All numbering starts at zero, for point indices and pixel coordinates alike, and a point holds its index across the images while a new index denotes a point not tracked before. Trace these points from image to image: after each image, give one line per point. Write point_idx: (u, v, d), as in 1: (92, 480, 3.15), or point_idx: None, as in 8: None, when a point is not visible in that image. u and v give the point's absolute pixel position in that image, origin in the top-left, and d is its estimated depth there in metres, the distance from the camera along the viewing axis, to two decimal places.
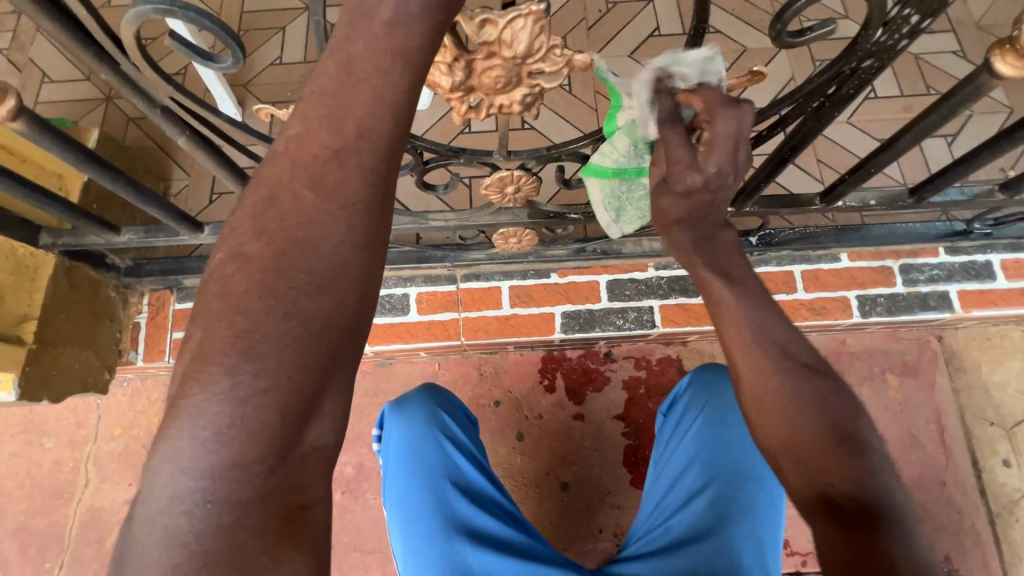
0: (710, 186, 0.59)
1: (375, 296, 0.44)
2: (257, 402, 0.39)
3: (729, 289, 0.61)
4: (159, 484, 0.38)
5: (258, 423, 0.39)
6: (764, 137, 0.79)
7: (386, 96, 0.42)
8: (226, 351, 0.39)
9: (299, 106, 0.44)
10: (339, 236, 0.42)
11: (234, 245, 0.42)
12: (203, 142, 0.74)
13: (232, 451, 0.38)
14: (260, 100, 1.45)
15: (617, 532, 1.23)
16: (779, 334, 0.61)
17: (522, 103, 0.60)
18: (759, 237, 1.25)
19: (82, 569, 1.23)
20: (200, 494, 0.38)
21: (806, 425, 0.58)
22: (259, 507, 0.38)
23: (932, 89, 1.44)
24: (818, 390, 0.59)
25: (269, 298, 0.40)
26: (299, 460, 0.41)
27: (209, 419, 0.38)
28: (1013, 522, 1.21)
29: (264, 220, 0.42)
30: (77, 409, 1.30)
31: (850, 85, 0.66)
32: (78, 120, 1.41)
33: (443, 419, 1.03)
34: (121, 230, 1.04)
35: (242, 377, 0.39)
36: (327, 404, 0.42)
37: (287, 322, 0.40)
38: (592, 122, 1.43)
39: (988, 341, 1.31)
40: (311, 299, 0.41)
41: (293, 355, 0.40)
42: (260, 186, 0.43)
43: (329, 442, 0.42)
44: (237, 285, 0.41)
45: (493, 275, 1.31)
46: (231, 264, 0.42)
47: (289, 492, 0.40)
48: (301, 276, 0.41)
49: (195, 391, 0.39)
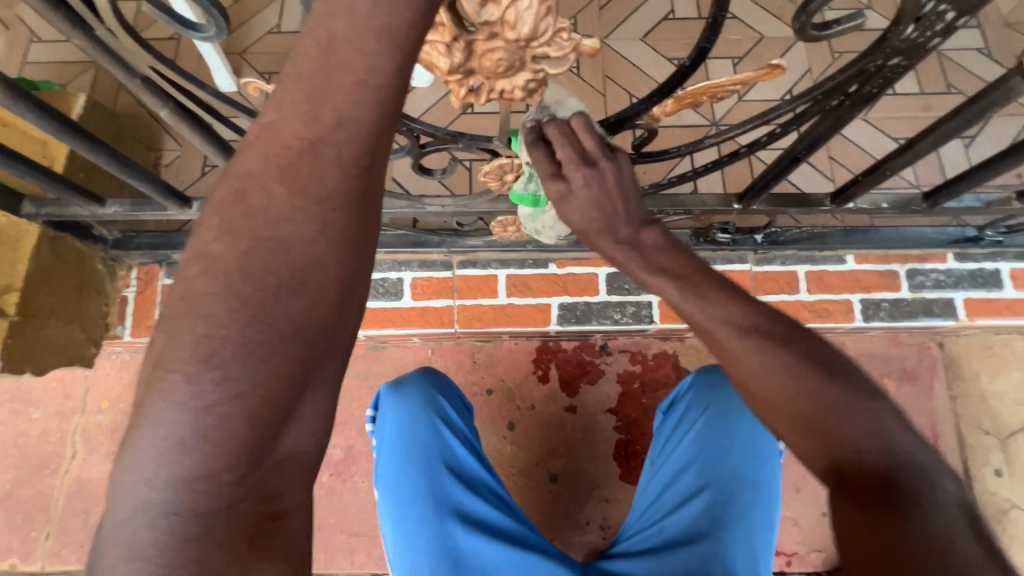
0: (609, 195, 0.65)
1: (359, 299, 0.42)
2: (220, 412, 0.36)
3: (676, 287, 0.62)
4: (121, 494, 0.36)
5: (224, 433, 0.36)
6: (777, 134, 0.76)
7: (370, 82, 0.39)
8: (187, 357, 0.37)
9: (275, 89, 0.40)
10: (311, 234, 0.39)
11: (200, 242, 0.39)
12: (190, 117, 0.71)
13: (194, 463, 0.36)
14: (256, 70, 1.40)
15: (604, 525, 1.23)
16: (743, 315, 0.58)
17: (524, 89, 0.56)
18: (765, 235, 1.23)
19: (69, 539, 1.23)
20: (163, 506, 0.36)
21: (791, 395, 0.53)
22: (226, 519, 0.37)
23: (953, 88, 1.40)
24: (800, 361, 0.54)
25: (233, 301, 0.38)
26: (272, 467, 0.39)
27: (169, 429, 0.36)
28: (1001, 532, 1.21)
29: (232, 215, 0.39)
30: (64, 379, 1.28)
31: (874, 84, 0.63)
32: (66, 83, 1.36)
33: (439, 407, 1.01)
34: (107, 203, 1.00)
35: (204, 386, 0.36)
36: (306, 408, 0.40)
37: (254, 326, 0.38)
38: (599, 107, 1.39)
39: (990, 350, 1.29)
40: (281, 301, 0.38)
41: (260, 361, 0.37)
42: (229, 180, 0.40)
43: (306, 449, 0.40)
44: (200, 286, 0.38)
45: (490, 262, 1.29)
46: (196, 263, 0.39)
47: (261, 501, 0.38)
48: (269, 276, 0.38)
49: (156, 399, 0.37)
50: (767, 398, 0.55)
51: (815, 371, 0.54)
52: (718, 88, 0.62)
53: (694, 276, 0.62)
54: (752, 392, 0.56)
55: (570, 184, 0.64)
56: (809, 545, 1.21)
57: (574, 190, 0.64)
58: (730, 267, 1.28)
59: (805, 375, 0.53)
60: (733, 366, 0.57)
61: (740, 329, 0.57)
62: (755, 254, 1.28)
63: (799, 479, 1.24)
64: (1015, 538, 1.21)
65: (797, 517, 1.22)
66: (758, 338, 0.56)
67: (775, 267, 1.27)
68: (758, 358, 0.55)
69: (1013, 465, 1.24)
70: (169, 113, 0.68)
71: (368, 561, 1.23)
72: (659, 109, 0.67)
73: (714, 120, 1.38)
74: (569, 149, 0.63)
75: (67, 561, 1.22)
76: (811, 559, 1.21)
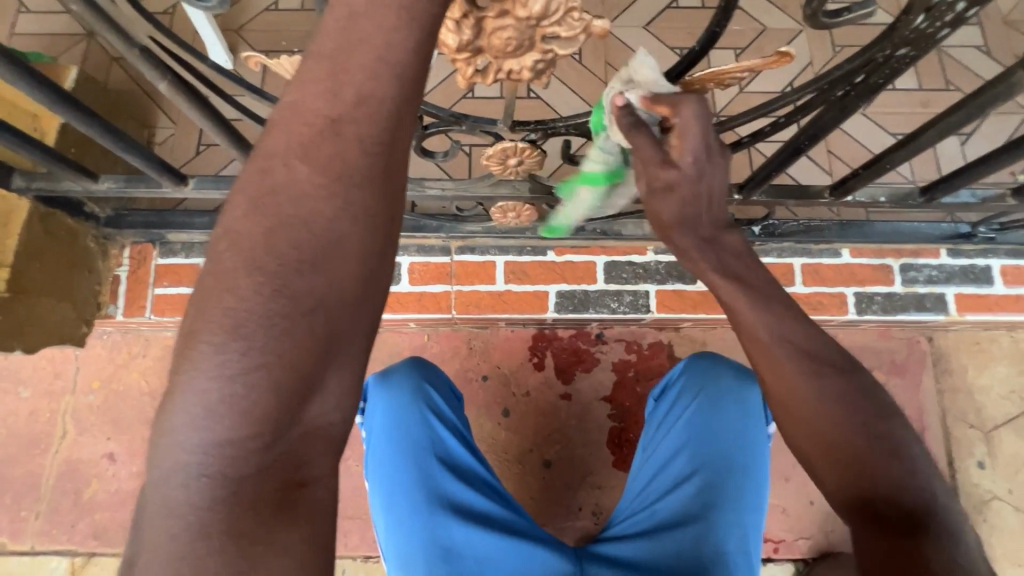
0: (692, 180, 0.58)
1: (386, 280, 0.41)
2: (246, 380, 0.36)
3: (740, 292, 0.59)
4: (156, 457, 0.37)
5: (250, 402, 0.36)
6: (779, 126, 0.76)
7: (390, 58, 0.38)
8: (214, 327, 0.36)
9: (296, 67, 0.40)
10: (334, 210, 0.38)
11: (227, 219, 0.38)
12: (187, 90, 0.69)
13: (224, 428, 0.36)
14: (253, 49, 1.37)
15: (596, 511, 1.24)
16: (799, 335, 0.58)
17: (533, 70, 0.56)
18: (763, 227, 1.22)
19: (60, 519, 1.22)
20: (193, 469, 0.36)
21: (844, 429, 0.56)
22: (255, 482, 0.36)
23: (951, 85, 1.40)
24: (845, 389, 0.57)
25: (257, 275, 0.37)
26: (299, 439, 0.38)
27: (199, 396, 0.36)
28: (980, 522, 1.24)
29: (257, 192, 0.38)
30: (54, 358, 1.27)
31: (880, 75, 0.62)
32: (57, 56, 1.33)
33: (428, 391, 1.02)
34: (100, 178, 0.98)
35: (230, 356, 0.36)
36: (330, 384, 0.39)
37: (276, 299, 0.37)
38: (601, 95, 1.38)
39: (977, 345, 1.32)
40: (304, 276, 0.38)
41: (283, 334, 0.37)
42: (254, 158, 0.39)
43: (332, 423, 0.39)
44: (226, 262, 0.37)
45: (489, 249, 1.29)
46: (222, 240, 0.38)
47: (285, 470, 0.37)
48: (291, 252, 0.38)
49: (185, 367, 0.37)
50: (798, 416, 0.57)
51: (859, 399, 0.57)
52: (725, 75, 0.61)
53: (752, 277, 0.60)
54: (794, 415, 0.57)
55: (681, 171, 0.58)
56: (795, 532, 1.24)
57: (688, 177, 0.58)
58: None
59: (854, 406, 0.56)
60: (777, 385, 0.58)
61: (796, 347, 0.58)
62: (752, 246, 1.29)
63: (788, 468, 1.26)
64: (994, 527, 1.24)
65: (784, 505, 1.25)
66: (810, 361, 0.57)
67: (772, 259, 1.29)
68: (807, 381, 0.57)
69: (995, 457, 1.27)
70: (168, 85, 0.67)
71: (362, 543, 1.23)
72: None
73: (715, 112, 1.38)
74: (695, 135, 0.57)
75: (57, 541, 1.21)
76: (797, 545, 1.23)
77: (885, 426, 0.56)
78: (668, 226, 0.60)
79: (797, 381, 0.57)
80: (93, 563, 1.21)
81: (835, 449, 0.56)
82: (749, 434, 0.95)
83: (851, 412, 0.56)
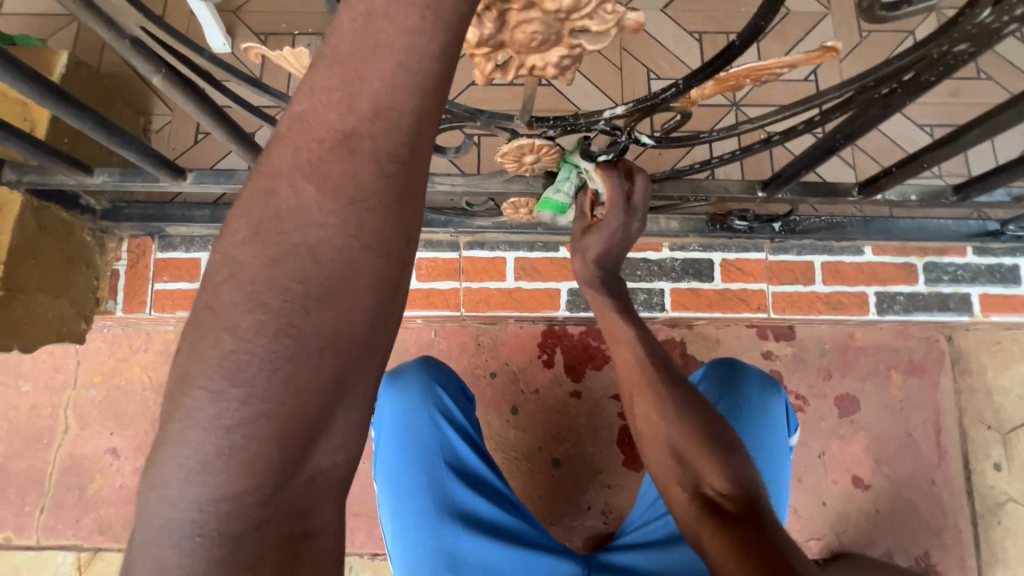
0: (622, 229, 0.79)
1: (402, 309, 0.38)
2: (246, 431, 0.33)
3: (623, 319, 0.84)
4: (146, 511, 0.34)
5: (250, 454, 0.33)
6: (815, 123, 0.71)
7: (411, 64, 0.34)
8: (211, 371, 0.33)
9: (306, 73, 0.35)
10: (344, 239, 0.34)
11: (224, 246, 0.35)
12: (184, 84, 0.65)
13: (221, 483, 0.33)
14: (252, 31, 1.31)
15: (605, 510, 1.23)
16: (661, 352, 0.82)
17: (558, 66, 0.51)
18: (783, 224, 1.17)
19: (63, 514, 1.21)
20: (188, 527, 0.33)
21: (690, 430, 0.74)
22: (254, 538, 0.34)
23: (983, 73, 1.34)
24: (690, 399, 0.77)
25: (259, 313, 0.33)
26: (304, 486, 0.36)
27: (193, 448, 0.33)
28: (995, 524, 1.23)
29: (258, 217, 0.35)
30: (54, 353, 1.24)
31: (935, 71, 0.58)
32: (46, 39, 1.27)
33: (438, 394, 0.99)
34: (95, 172, 0.94)
35: (228, 404, 0.33)
36: (340, 425, 0.36)
37: (279, 340, 0.33)
38: (616, 83, 1.33)
39: (998, 345, 1.28)
40: (311, 314, 0.34)
41: (288, 379, 0.33)
42: (256, 177, 0.35)
43: (337, 463, 0.37)
44: (224, 297, 0.34)
45: (498, 244, 1.25)
46: (220, 270, 0.34)
47: (290, 520, 0.36)
48: (297, 286, 0.34)
49: (180, 415, 0.33)
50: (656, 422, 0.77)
51: (704, 411, 0.76)
52: (764, 70, 0.57)
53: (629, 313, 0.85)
54: (655, 422, 0.77)
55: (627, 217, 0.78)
56: (807, 532, 1.22)
57: (626, 227, 0.79)
58: (745, 255, 1.26)
59: (700, 412, 0.76)
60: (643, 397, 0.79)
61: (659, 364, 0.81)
62: (771, 243, 1.25)
63: (801, 469, 1.24)
64: (1009, 530, 1.22)
65: (797, 506, 1.23)
66: (660, 374, 0.80)
67: (791, 257, 1.26)
68: (664, 393, 0.78)
69: (1012, 459, 1.25)
70: (162, 79, 0.63)
71: (368, 541, 1.22)
72: (697, 91, 0.61)
73: (734, 102, 1.33)
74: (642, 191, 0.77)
75: (63, 536, 1.20)
76: (808, 546, 1.21)
77: (727, 432, 0.75)
78: (588, 257, 0.83)
79: (665, 410, 0.76)
80: (98, 559, 1.20)
81: (686, 450, 0.73)
82: (776, 446, 0.96)
83: (701, 419, 0.75)
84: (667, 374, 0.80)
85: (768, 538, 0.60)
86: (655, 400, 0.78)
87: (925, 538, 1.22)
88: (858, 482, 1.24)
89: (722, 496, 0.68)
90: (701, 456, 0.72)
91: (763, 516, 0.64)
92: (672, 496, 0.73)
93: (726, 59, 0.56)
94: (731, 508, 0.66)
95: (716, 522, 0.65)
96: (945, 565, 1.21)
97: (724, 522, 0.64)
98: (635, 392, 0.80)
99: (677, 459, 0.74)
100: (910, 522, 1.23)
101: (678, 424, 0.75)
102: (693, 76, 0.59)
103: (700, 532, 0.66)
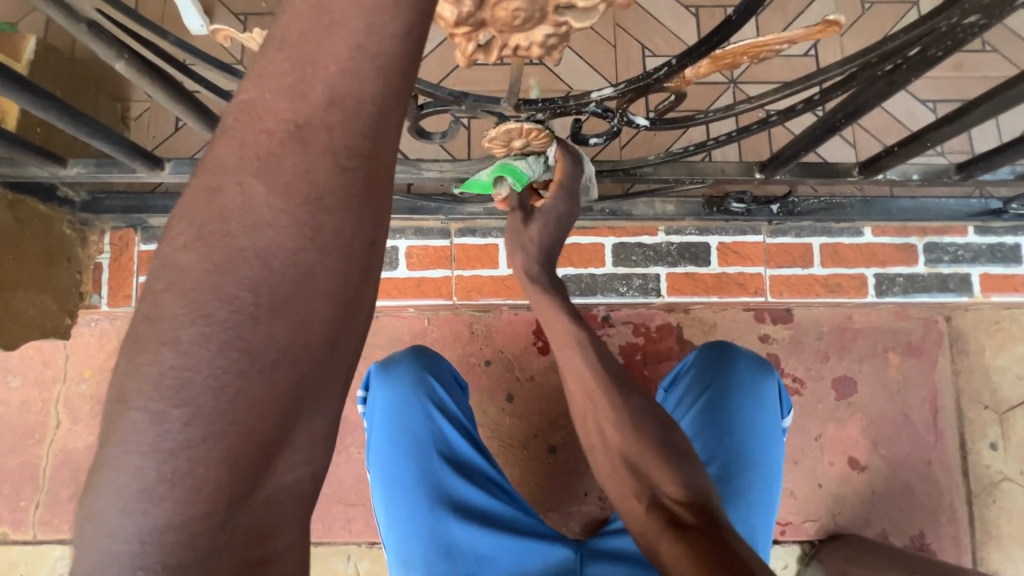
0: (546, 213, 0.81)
1: (364, 316, 0.37)
2: (191, 454, 0.32)
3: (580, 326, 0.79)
4: (83, 545, 0.33)
5: (197, 477, 0.32)
6: (813, 103, 0.67)
7: (369, 47, 0.32)
8: (151, 391, 0.32)
9: (256, 56, 0.34)
10: (295, 245, 0.33)
11: (168, 252, 0.34)
12: (150, 70, 0.62)
13: (166, 508, 0.32)
14: (231, 11, 1.25)
15: (602, 496, 1.22)
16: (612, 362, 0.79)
17: (544, 45, 0.48)
18: (781, 205, 1.15)
19: (59, 509, 1.20)
20: (129, 561, 0.32)
21: (647, 438, 0.73)
22: (207, 564, 0.33)
23: (987, 45, 1.30)
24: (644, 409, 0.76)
25: (204, 325, 0.32)
26: (264, 503, 0.36)
27: (132, 473, 0.32)
28: (990, 503, 1.23)
29: (203, 221, 0.33)
30: (42, 348, 1.22)
31: (942, 46, 0.55)
32: (16, 23, 1.22)
33: (430, 384, 0.97)
34: (69, 163, 0.91)
35: (169, 425, 0.32)
36: (305, 435, 0.36)
37: (226, 354, 0.32)
38: (611, 61, 1.29)
39: (997, 325, 1.26)
40: (262, 325, 0.33)
41: (236, 395, 0.33)
42: (201, 177, 0.34)
43: (299, 480, 0.38)
44: (168, 307, 0.33)
45: (490, 231, 1.23)
46: (163, 276, 0.33)
47: (251, 543, 0.36)
48: (245, 295, 0.33)
49: (118, 437, 0.32)
50: (611, 434, 0.75)
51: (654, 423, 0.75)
52: (762, 47, 0.54)
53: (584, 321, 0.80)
54: (609, 435, 0.75)
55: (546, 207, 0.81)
56: (803, 514, 1.22)
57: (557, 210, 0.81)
58: (742, 238, 1.24)
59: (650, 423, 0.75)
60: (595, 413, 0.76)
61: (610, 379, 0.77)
62: (769, 225, 1.23)
63: (797, 452, 1.24)
64: (1003, 509, 1.23)
65: (793, 488, 1.23)
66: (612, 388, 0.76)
67: (789, 239, 1.23)
68: (620, 401, 0.75)
69: (1008, 439, 1.25)
70: (125, 65, 0.60)
71: (365, 530, 1.22)
72: (692, 70, 0.58)
73: (732, 79, 1.29)
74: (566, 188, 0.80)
75: (58, 530, 1.20)
76: (804, 528, 1.22)
77: (679, 441, 0.74)
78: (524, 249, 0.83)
79: (616, 420, 0.75)
80: None
81: (642, 456, 0.72)
82: (766, 427, 0.95)
83: (659, 428, 0.74)
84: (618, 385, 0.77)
85: (729, 545, 0.60)
86: (610, 412, 0.75)
87: (920, 518, 1.22)
88: (854, 464, 1.24)
89: (681, 507, 0.67)
90: (658, 465, 0.71)
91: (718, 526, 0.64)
92: (630, 508, 0.72)
93: (722, 34, 0.52)
94: (691, 520, 0.65)
95: (677, 534, 0.63)
96: (940, 544, 1.22)
97: (689, 534, 0.62)
98: (587, 408, 0.77)
99: (631, 469, 0.73)
100: (907, 502, 1.23)
101: (633, 436, 0.73)
102: (687, 56, 0.55)
103: (661, 544, 0.64)
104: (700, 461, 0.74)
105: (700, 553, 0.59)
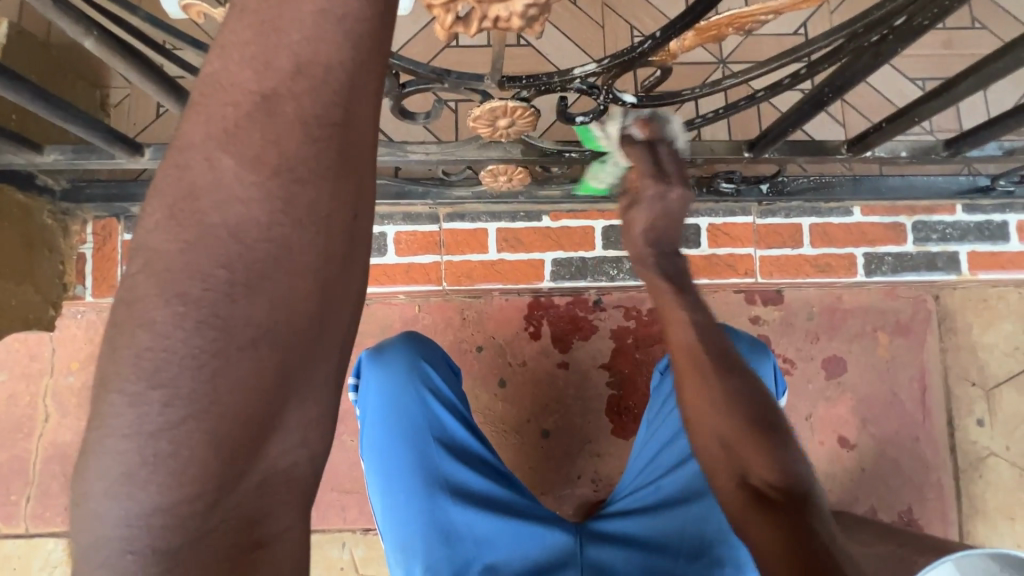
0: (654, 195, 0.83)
1: (351, 294, 0.36)
2: (172, 436, 0.32)
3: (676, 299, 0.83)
4: (78, 525, 0.33)
5: (180, 460, 0.32)
6: (799, 78, 0.67)
7: (334, 9, 0.32)
8: (128, 374, 0.32)
9: (221, 26, 0.33)
10: (271, 221, 0.32)
11: (142, 232, 0.33)
12: (123, 50, 0.60)
13: (151, 493, 0.32)
14: None
15: (595, 478, 1.23)
16: (716, 339, 0.81)
17: (524, 16, 0.47)
18: (771, 184, 1.15)
19: (50, 502, 1.20)
20: (119, 543, 0.32)
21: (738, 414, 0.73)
22: (202, 546, 0.34)
23: (977, 23, 1.29)
24: (737, 386, 0.76)
25: (179, 305, 0.32)
26: (256, 489, 0.35)
27: (114, 457, 0.32)
28: (976, 478, 1.25)
29: (176, 200, 0.32)
30: (27, 340, 1.20)
31: (927, 14, 0.54)
32: None
33: (424, 369, 0.97)
34: (45, 149, 0.89)
35: (148, 408, 0.31)
36: (292, 417, 0.36)
37: (202, 333, 0.32)
38: (599, 41, 1.27)
39: (985, 303, 1.27)
40: (238, 303, 0.32)
41: (215, 375, 0.32)
42: (172, 154, 0.33)
43: (295, 463, 0.37)
44: (143, 288, 0.32)
45: (479, 215, 1.23)
46: (137, 258, 0.32)
47: (242, 528, 0.35)
48: (220, 272, 0.32)
49: (99, 422, 0.32)
50: (705, 408, 0.75)
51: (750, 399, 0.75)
52: (746, 18, 0.53)
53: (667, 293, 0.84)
54: (702, 410, 0.76)
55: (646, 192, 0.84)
56: None
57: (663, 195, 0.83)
58: (732, 220, 1.24)
59: (750, 396, 0.75)
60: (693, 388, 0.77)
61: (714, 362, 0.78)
62: (759, 206, 1.23)
63: None
64: (990, 483, 1.25)
65: None
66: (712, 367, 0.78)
67: (779, 220, 1.23)
68: (719, 378, 0.77)
69: (995, 414, 1.26)
70: (95, 43, 0.58)
71: (360, 517, 1.22)
72: (676, 42, 0.58)
73: (721, 59, 1.28)
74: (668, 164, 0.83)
75: (50, 523, 1.19)
76: None
77: (771, 414, 0.74)
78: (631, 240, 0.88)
79: (712, 395, 0.76)
80: None
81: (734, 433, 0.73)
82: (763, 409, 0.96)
83: (753, 405, 0.74)
84: (718, 359, 0.79)
85: (809, 522, 0.60)
86: (705, 387, 0.76)
87: (908, 494, 1.24)
88: (844, 443, 1.25)
89: (770, 487, 0.66)
90: (749, 444, 0.71)
91: (809, 507, 0.63)
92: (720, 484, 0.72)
93: (706, 4, 0.50)
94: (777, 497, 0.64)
95: (761, 509, 0.63)
96: (928, 519, 1.24)
97: (774, 511, 0.62)
98: (685, 379, 0.78)
99: (726, 448, 0.73)
100: (895, 479, 1.24)
101: (728, 413, 0.74)
102: (672, 27, 0.54)
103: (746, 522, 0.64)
104: (790, 437, 0.73)
105: (781, 532, 0.59)
